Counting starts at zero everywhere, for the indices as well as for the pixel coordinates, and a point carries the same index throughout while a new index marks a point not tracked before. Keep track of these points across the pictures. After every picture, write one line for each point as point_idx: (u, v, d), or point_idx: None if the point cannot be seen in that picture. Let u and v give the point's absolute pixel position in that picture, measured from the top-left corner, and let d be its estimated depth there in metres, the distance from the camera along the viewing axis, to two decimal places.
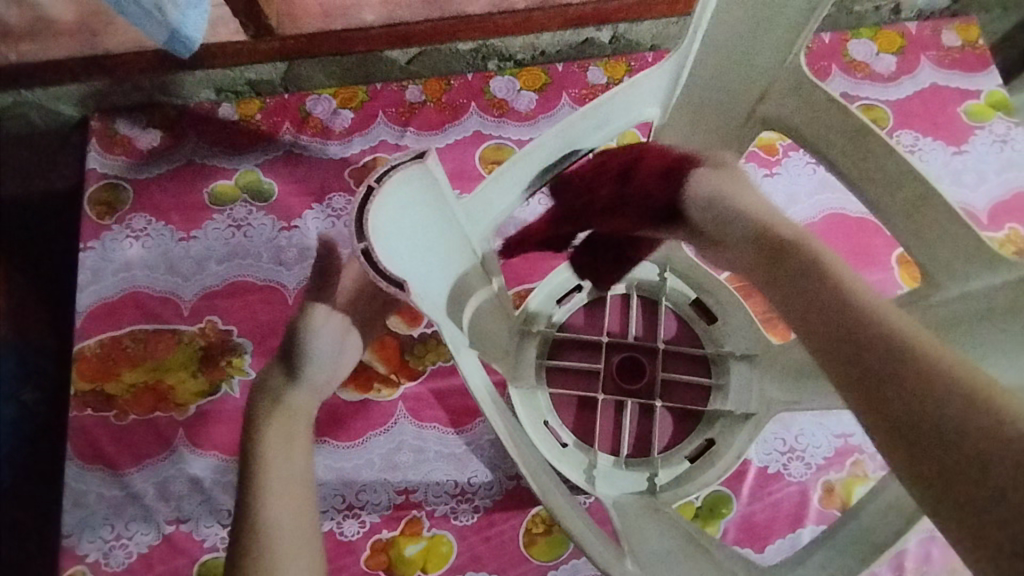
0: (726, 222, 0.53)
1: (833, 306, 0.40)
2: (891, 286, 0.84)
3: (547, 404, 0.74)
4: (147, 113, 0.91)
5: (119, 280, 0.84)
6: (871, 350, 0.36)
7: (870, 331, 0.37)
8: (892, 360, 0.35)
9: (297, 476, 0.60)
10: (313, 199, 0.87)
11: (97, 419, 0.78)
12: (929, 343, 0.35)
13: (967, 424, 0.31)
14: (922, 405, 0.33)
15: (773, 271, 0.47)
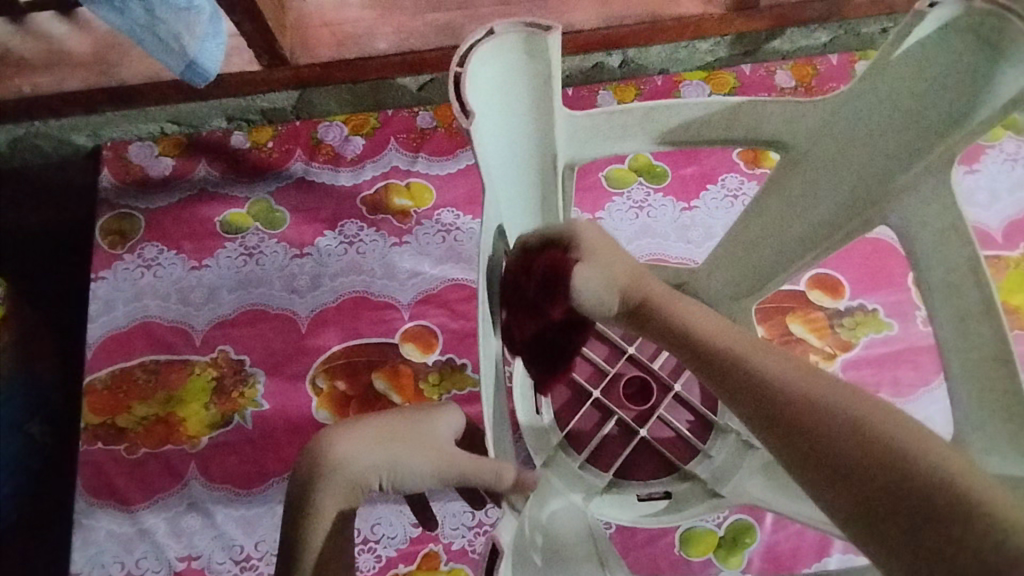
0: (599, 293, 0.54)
1: (741, 386, 0.43)
2: (909, 307, 0.83)
3: (625, 489, 0.75)
4: (159, 142, 0.91)
5: (129, 310, 0.83)
6: (795, 425, 0.40)
7: (787, 403, 0.40)
8: (809, 424, 0.39)
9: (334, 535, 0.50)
10: (326, 226, 0.87)
11: (107, 453, 0.76)
12: (850, 399, 0.39)
13: (902, 490, 0.34)
14: (879, 487, 0.35)
15: (676, 342, 0.49)
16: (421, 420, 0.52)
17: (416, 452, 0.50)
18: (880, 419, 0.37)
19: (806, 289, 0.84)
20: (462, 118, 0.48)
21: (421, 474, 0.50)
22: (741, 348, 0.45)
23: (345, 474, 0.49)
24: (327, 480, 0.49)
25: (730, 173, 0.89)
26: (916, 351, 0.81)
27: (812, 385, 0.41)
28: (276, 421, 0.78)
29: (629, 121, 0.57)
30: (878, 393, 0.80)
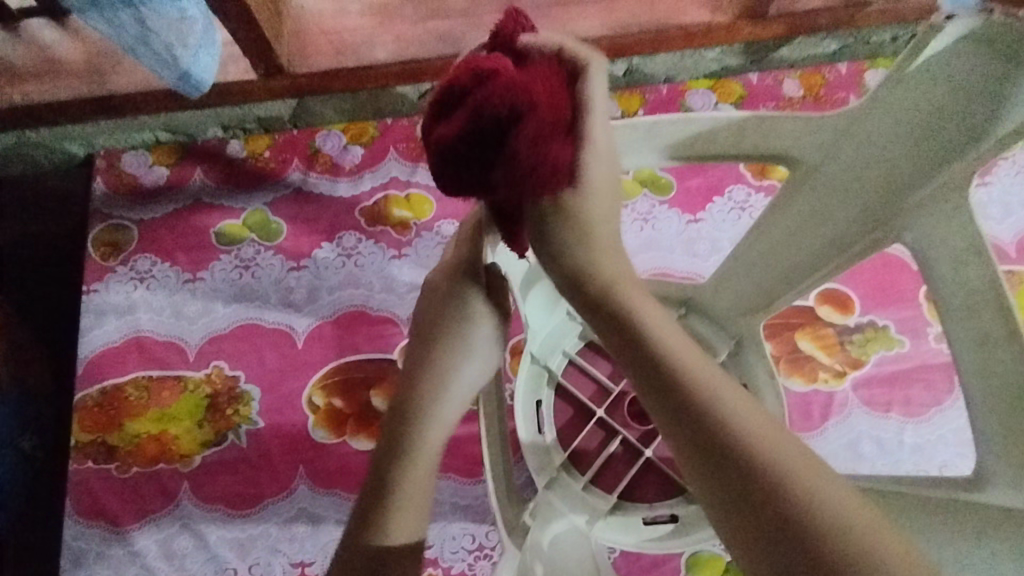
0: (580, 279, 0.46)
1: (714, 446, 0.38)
2: (921, 323, 0.81)
3: (635, 510, 0.73)
4: (153, 151, 0.89)
5: (122, 324, 0.81)
6: (743, 480, 0.37)
7: (741, 455, 0.37)
8: (758, 481, 0.36)
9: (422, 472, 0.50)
10: (323, 238, 0.85)
11: (98, 472, 0.74)
12: (802, 466, 0.37)
13: None
14: None
15: (629, 342, 0.43)
16: (466, 321, 0.53)
17: (477, 365, 0.53)
18: (821, 486, 0.36)
19: (815, 305, 0.82)
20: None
21: (485, 331, 0.53)
22: (700, 376, 0.40)
23: (426, 417, 0.51)
24: (411, 428, 0.50)
25: (737, 184, 0.87)
26: (929, 368, 0.79)
27: (768, 442, 0.38)
28: (271, 439, 0.76)
29: (632, 138, 0.53)
30: (889, 412, 0.77)
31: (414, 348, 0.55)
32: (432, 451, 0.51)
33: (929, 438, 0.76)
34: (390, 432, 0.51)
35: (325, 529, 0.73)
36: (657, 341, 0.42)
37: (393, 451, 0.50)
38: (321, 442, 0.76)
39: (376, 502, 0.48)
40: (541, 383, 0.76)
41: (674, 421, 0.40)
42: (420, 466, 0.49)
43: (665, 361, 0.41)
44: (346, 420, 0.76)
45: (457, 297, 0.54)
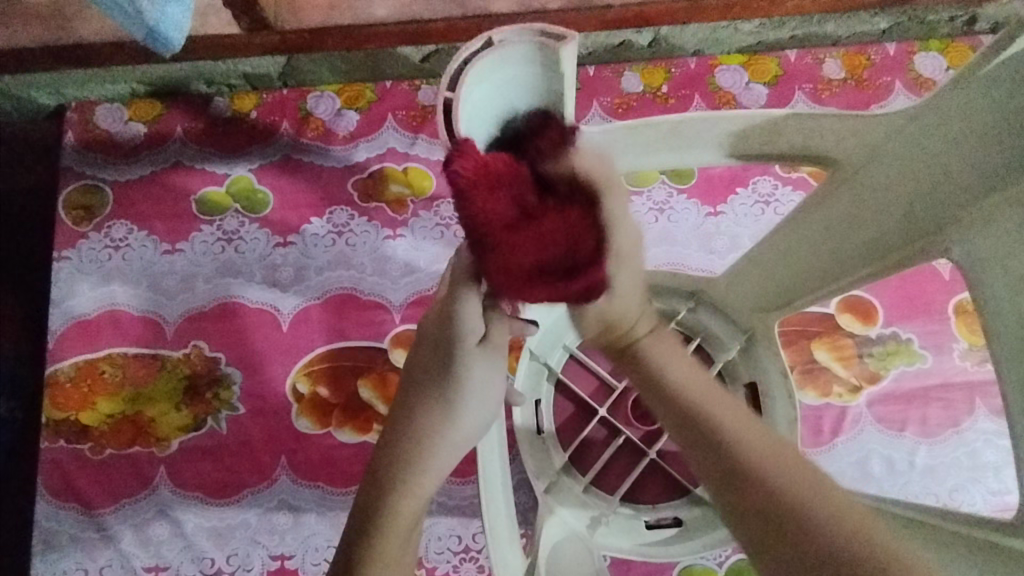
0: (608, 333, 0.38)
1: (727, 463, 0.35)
2: (947, 338, 0.76)
3: (636, 509, 0.68)
4: (128, 105, 0.81)
5: (96, 296, 0.76)
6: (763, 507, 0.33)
7: (774, 508, 0.32)
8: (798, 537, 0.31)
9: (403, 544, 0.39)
10: (314, 212, 0.79)
11: (71, 452, 0.71)
12: (853, 517, 0.31)
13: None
14: None
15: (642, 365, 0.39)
16: (452, 362, 0.41)
17: (469, 417, 0.42)
18: (847, 513, 0.31)
19: (836, 313, 0.77)
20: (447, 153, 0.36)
21: (478, 373, 0.42)
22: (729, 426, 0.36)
23: (401, 482, 0.40)
24: (383, 491, 0.40)
25: (763, 176, 0.80)
26: (952, 386, 0.74)
27: (818, 496, 0.32)
28: (252, 427, 0.72)
29: (652, 138, 0.46)
30: (904, 431, 0.74)
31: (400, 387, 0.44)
32: (412, 523, 0.40)
33: (943, 460, 0.73)
34: (365, 491, 0.41)
35: (306, 523, 0.70)
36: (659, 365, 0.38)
37: (361, 523, 0.39)
38: (305, 433, 0.72)
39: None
40: (540, 381, 0.70)
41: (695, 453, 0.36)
42: (394, 541, 0.39)
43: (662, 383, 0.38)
44: (332, 410, 0.72)
45: (443, 327, 0.41)
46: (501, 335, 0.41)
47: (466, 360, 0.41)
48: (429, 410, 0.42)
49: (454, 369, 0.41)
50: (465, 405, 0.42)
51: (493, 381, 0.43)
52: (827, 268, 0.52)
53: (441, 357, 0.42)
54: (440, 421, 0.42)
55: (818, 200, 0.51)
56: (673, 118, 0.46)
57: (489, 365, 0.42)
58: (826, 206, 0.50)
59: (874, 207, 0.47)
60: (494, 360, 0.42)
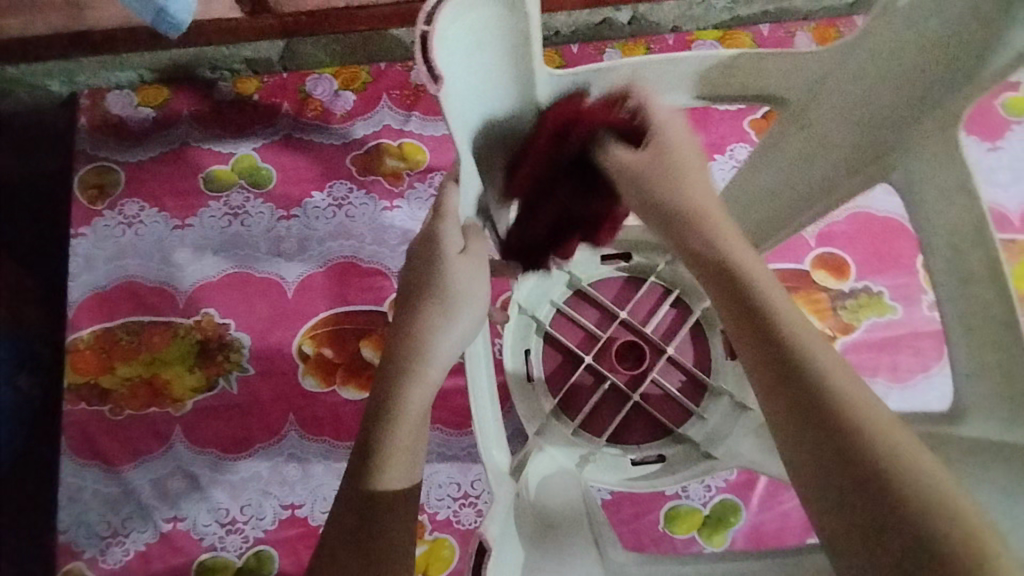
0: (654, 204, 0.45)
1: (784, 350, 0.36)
2: (916, 290, 0.80)
3: (621, 449, 0.72)
4: (138, 91, 0.87)
5: (111, 269, 0.81)
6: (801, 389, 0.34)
7: (822, 400, 0.34)
8: (821, 479, 0.33)
9: (422, 426, 0.44)
10: (314, 186, 0.84)
11: (91, 414, 0.76)
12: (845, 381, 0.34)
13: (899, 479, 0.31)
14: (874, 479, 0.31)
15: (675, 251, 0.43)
16: (443, 265, 0.47)
17: (464, 312, 0.47)
18: (845, 378, 0.34)
19: (809, 269, 0.81)
20: (431, 83, 0.40)
21: (469, 277, 0.47)
22: (822, 354, 0.35)
23: (410, 368, 0.45)
24: (396, 380, 0.45)
25: (739, 143, 0.84)
26: (921, 335, 0.79)
27: (837, 370, 0.35)
28: (260, 387, 0.76)
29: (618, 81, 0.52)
30: (876, 377, 0.78)
31: (399, 300, 0.49)
32: (424, 403, 0.45)
33: (914, 403, 0.77)
34: (378, 383, 0.45)
35: (314, 473, 0.74)
36: (759, 281, 0.39)
37: (380, 405, 0.44)
38: (311, 391, 0.76)
39: (368, 463, 0.43)
40: (529, 333, 0.74)
41: (813, 464, 0.33)
42: (411, 419, 0.44)
43: (802, 366, 0.35)
44: (336, 369, 0.77)
45: (429, 240, 0.48)
46: (477, 247, 0.49)
47: (455, 268, 0.47)
48: (427, 310, 0.46)
49: (444, 274, 0.47)
50: (459, 306, 0.46)
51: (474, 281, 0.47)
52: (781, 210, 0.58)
53: (429, 269, 0.47)
54: (439, 322, 0.46)
55: (777, 144, 0.55)
56: (634, 62, 0.50)
57: (474, 270, 0.47)
58: (785, 148, 0.54)
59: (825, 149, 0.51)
60: (475, 269, 0.48)
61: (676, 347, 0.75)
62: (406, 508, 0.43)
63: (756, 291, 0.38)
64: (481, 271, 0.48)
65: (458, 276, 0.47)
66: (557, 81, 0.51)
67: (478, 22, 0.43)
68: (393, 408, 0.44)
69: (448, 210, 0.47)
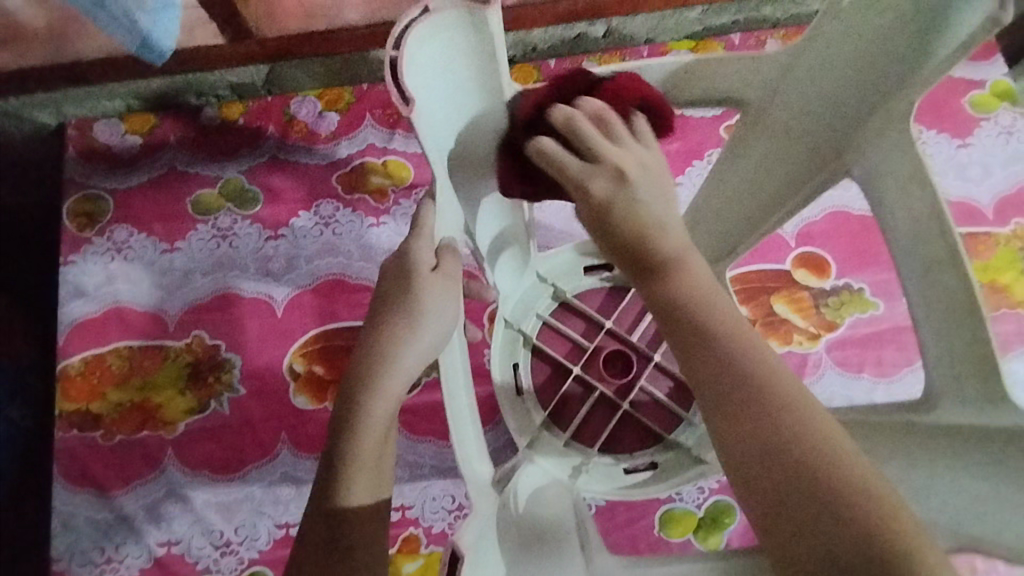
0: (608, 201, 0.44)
1: (722, 355, 0.38)
2: (896, 285, 0.81)
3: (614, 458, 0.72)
4: (126, 120, 0.89)
5: (101, 295, 0.81)
6: (730, 387, 0.37)
7: (745, 397, 0.36)
8: (734, 470, 0.35)
9: (383, 441, 0.46)
10: (301, 206, 0.85)
11: (83, 440, 0.76)
12: (779, 388, 0.36)
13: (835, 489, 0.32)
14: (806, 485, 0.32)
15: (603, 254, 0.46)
16: (411, 283, 0.48)
17: (430, 328, 0.47)
18: (778, 384, 0.36)
19: (791, 269, 0.83)
20: (401, 105, 0.42)
21: (436, 295, 0.48)
22: (753, 358, 0.37)
23: (374, 384, 0.46)
24: (359, 397, 0.46)
25: (716, 149, 0.86)
26: (903, 330, 0.80)
27: (767, 374, 0.36)
28: (252, 407, 0.77)
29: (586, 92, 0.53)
30: (862, 373, 0.79)
31: (369, 316, 0.50)
32: (386, 419, 0.46)
33: (900, 398, 0.78)
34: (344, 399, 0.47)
35: (308, 491, 0.74)
36: (677, 279, 0.41)
37: (345, 420, 0.46)
38: (303, 409, 0.77)
39: (330, 478, 0.45)
40: (516, 347, 0.75)
41: (749, 464, 0.35)
42: (373, 433, 0.46)
43: (738, 369, 0.37)
44: (327, 386, 0.77)
45: (401, 257, 0.49)
46: (450, 266, 0.49)
47: (426, 287, 0.48)
48: (394, 328, 0.47)
49: (412, 292, 0.47)
50: (426, 324, 0.47)
51: (441, 299, 0.48)
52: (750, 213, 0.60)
53: (399, 286, 0.48)
54: (408, 339, 0.47)
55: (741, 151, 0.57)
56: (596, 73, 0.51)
57: (443, 289, 0.48)
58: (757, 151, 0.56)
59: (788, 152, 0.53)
60: (444, 288, 0.48)
61: (663, 352, 0.76)
62: (368, 525, 0.45)
63: (672, 291, 0.41)
64: (451, 287, 0.48)
65: (427, 295, 0.47)
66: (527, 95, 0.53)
67: (439, 38, 0.44)
68: (356, 423, 0.46)
69: (421, 230, 0.48)
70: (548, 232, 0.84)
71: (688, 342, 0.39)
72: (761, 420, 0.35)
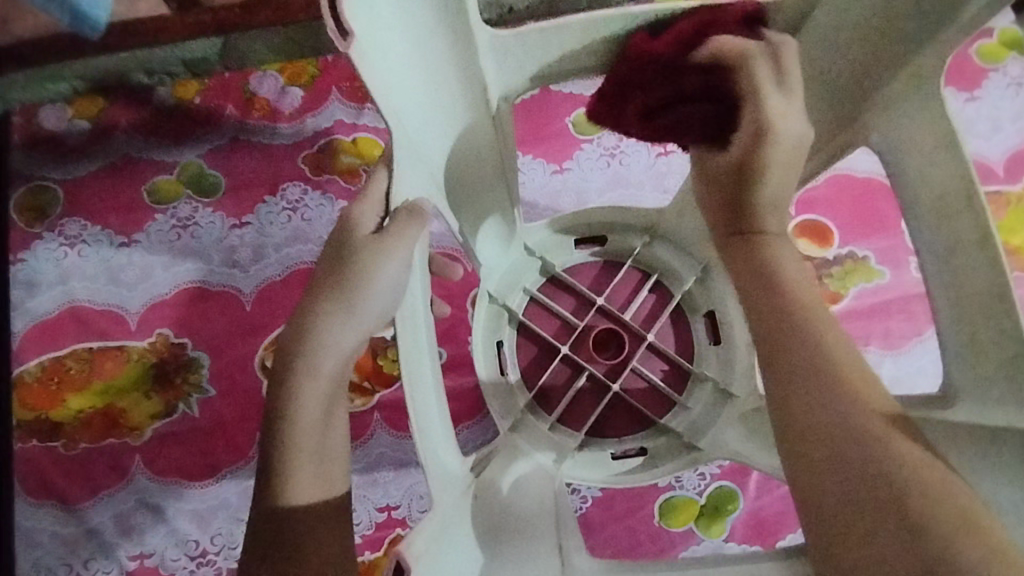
0: (735, 177, 0.46)
1: (808, 367, 0.37)
2: (902, 252, 0.77)
3: (601, 444, 0.68)
4: (74, 104, 0.82)
5: (55, 294, 0.76)
6: (818, 396, 0.36)
7: (844, 407, 0.35)
8: (814, 467, 0.35)
9: (323, 432, 0.41)
10: (266, 191, 0.79)
11: (44, 450, 0.71)
12: (867, 398, 0.36)
13: (910, 504, 0.32)
14: (867, 491, 0.33)
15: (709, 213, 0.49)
16: (353, 251, 0.42)
17: (371, 305, 0.41)
18: (874, 400, 0.36)
19: (791, 238, 0.78)
20: (337, 38, 0.35)
21: (387, 264, 0.40)
22: (848, 377, 0.37)
23: (306, 365, 0.41)
24: (290, 379, 0.41)
25: None
26: (912, 298, 0.75)
27: (859, 385, 0.36)
28: (223, 408, 0.72)
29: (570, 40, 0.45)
30: (868, 346, 0.75)
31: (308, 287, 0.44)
32: (322, 407, 0.41)
33: (908, 370, 0.74)
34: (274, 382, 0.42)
35: None
36: (770, 252, 0.44)
37: (275, 405, 0.41)
38: None
39: (268, 477, 0.41)
40: (501, 324, 0.70)
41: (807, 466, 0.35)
42: (308, 423, 0.41)
43: (831, 375, 0.37)
44: None
45: (345, 225, 0.44)
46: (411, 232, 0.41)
47: (369, 256, 0.41)
48: (331, 301, 0.42)
49: (353, 263, 0.41)
50: (373, 299, 0.41)
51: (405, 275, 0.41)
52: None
53: (342, 255, 0.43)
54: (346, 314, 0.41)
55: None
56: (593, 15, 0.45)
57: (400, 265, 0.41)
58: None
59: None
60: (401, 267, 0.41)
61: (658, 334, 0.71)
62: (314, 529, 0.40)
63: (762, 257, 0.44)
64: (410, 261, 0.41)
65: (371, 264, 0.41)
66: (497, 45, 0.46)
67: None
68: (286, 411, 0.41)
69: (370, 194, 0.43)
70: (532, 208, 0.78)
71: (789, 341, 0.39)
72: (858, 430, 0.34)
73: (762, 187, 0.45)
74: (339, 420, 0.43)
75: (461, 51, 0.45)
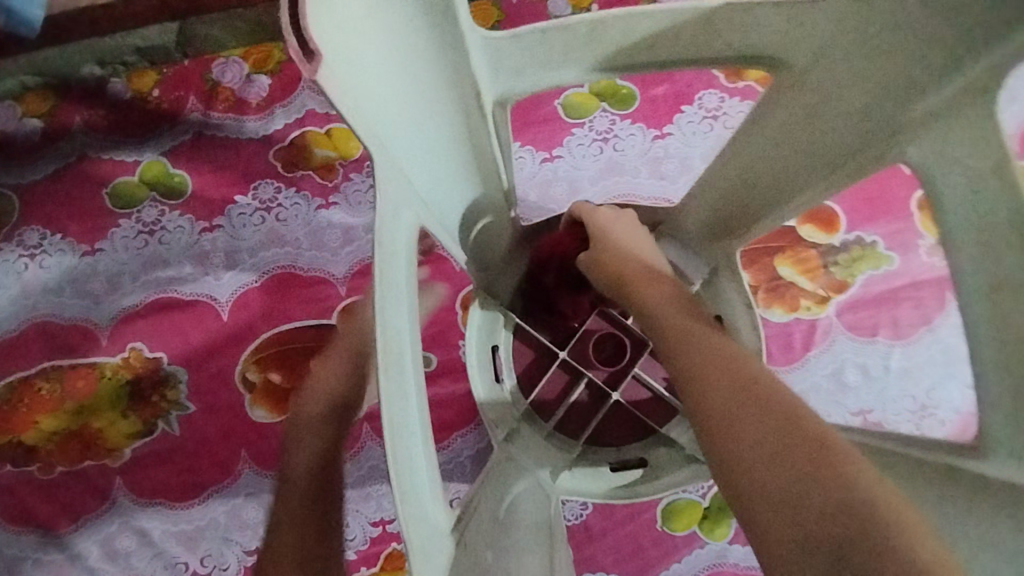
0: (612, 259, 0.52)
1: (721, 371, 0.36)
2: (913, 236, 0.73)
3: (601, 453, 0.66)
4: (22, 101, 0.76)
5: (18, 310, 0.71)
6: (730, 390, 0.35)
7: (757, 399, 0.34)
8: (740, 466, 0.32)
9: (312, 487, 0.45)
10: (237, 191, 0.73)
11: (20, 476, 0.68)
12: (775, 389, 0.35)
13: (837, 487, 0.29)
14: (795, 476, 0.30)
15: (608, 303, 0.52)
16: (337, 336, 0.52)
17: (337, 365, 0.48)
18: (778, 388, 0.35)
19: (796, 224, 0.74)
20: (300, 61, 0.29)
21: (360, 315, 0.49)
22: (759, 374, 0.36)
23: (299, 431, 0.48)
24: (292, 443, 0.48)
25: (708, 90, 0.75)
26: (922, 284, 0.72)
27: (764, 381, 0.35)
28: (206, 425, 0.69)
29: (572, 41, 0.42)
30: (876, 336, 0.72)
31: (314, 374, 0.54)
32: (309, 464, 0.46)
33: (917, 361, 0.71)
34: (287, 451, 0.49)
35: None
36: (664, 301, 0.45)
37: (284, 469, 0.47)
38: (262, 422, 0.69)
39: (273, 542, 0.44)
40: (496, 328, 0.67)
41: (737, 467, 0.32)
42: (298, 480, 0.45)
43: (736, 377, 0.36)
44: (287, 396, 0.69)
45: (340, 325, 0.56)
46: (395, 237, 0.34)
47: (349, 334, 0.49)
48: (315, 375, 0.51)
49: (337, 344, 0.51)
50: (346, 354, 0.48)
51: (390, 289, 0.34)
52: (781, 180, 0.49)
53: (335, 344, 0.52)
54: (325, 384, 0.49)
55: (769, 111, 0.47)
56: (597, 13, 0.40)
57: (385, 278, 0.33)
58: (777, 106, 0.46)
59: (815, 115, 0.44)
60: (389, 272, 0.34)
61: None
62: None
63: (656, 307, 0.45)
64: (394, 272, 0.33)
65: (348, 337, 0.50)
66: (492, 47, 0.42)
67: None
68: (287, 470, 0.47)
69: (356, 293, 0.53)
70: (523, 201, 0.73)
71: (692, 357, 0.39)
72: (777, 419, 0.33)
73: (634, 266, 0.50)
74: (333, 477, 0.45)
75: (447, 53, 0.41)
